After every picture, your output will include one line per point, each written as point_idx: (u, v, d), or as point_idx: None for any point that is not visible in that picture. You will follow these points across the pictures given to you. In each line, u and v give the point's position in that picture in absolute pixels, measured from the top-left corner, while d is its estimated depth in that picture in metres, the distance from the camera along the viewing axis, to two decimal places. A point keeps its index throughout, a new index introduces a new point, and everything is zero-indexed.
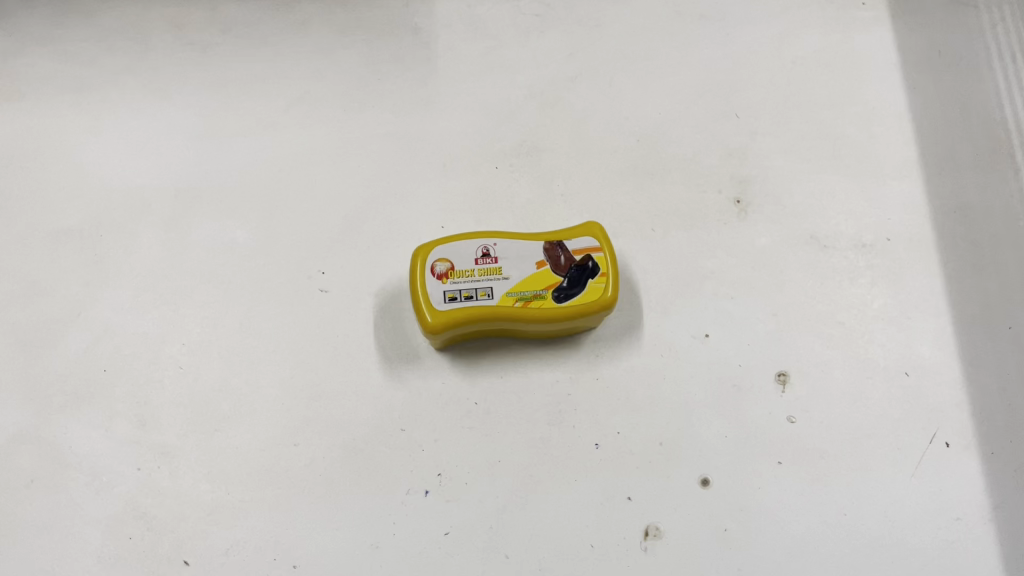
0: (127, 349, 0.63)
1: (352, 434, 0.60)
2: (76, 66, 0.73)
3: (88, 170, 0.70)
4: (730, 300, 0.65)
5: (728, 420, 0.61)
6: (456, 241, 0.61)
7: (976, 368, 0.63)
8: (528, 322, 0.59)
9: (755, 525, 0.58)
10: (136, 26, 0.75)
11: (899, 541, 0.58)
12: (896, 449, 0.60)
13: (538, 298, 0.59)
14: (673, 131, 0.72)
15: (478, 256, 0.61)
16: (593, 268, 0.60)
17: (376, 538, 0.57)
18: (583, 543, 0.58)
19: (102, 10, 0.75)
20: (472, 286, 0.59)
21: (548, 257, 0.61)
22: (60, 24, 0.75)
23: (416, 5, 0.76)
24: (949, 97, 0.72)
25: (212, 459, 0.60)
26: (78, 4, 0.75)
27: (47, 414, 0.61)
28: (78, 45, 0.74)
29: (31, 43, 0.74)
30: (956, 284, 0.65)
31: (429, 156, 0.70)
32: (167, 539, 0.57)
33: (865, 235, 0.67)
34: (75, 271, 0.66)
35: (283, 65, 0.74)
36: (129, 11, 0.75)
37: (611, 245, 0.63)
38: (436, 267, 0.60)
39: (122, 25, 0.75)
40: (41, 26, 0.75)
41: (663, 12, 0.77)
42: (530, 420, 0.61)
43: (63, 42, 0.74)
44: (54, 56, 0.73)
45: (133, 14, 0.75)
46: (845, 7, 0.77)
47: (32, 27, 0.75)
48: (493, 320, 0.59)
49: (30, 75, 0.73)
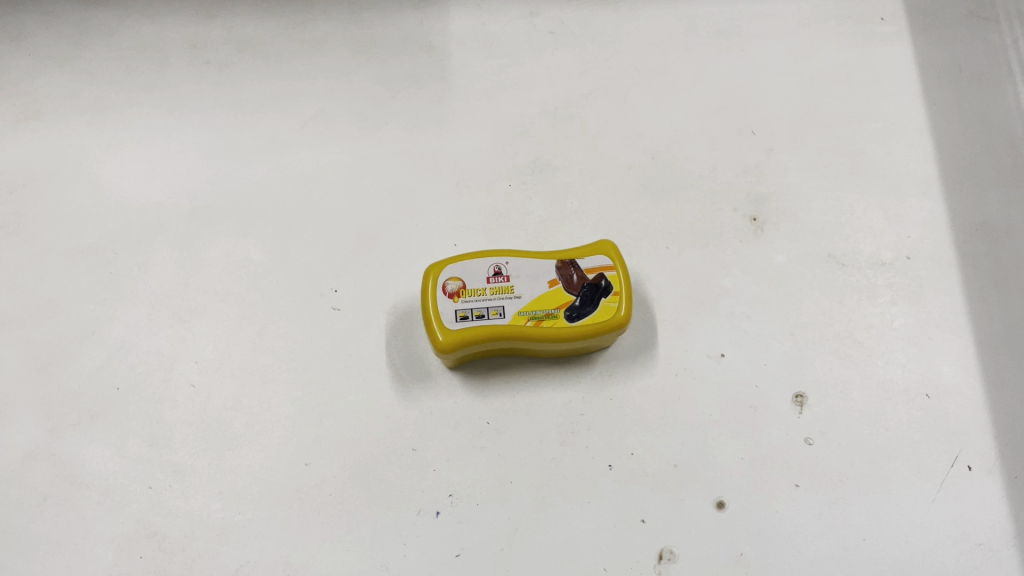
0: (141, 367, 0.63)
1: (364, 453, 0.60)
2: (94, 85, 0.74)
3: (105, 188, 0.70)
4: (747, 319, 0.64)
5: (743, 441, 0.60)
6: (469, 259, 0.61)
7: (999, 390, 0.61)
8: (540, 341, 0.59)
9: (772, 549, 0.57)
10: (153, 45, 0.75)
11: (920, 566, 0.57)
12: (917, 473, 0.59)
13: (550, 317, 0.59)
14: (689, 147, 0.71)
15: (489, 275, 0.60)
16: (606, 287, 0.59)
17: (387, 558, 0.57)
18: (596, 566, 0.57)
19: (121, 30, 0.76)
20: (484, 304, 0.59)
21: (560, 275, 0.60)
22: (80, 42, 0.75)
23: (430, 23, 0.76)
24: (970, 112, 0.71)
25: (223, 478, 0.60)
26: (97, 24, 0.76)
27: (61, 431, 0.61)
28: (97, 63, 0.74)
29: (49, 61, 0.74)
30: (978, 303, 0.64)
31: (443, 174, 0.70)
32: (178, 559, 0.57)
33: (884, 253, 0.66)
34: (91, 289, 0.66)
35: (298, 83, 0.74)
36: (147, 30, 0.76)
37: (624, 263, 0.62)
38: (448, 286, 0.60)
39: (139, 44, 0.75)
40: (59, 44, 0.75)
41: (679, 28, 0.77)
42: (543, 440, 0.60)
43: (82, 61, 0.74)
44: (74, 75, 0.74)
45: (151, 33, 0.76)
46: (864, 22, 0.76)
47: (52, 46, 0.75)
48: (505, 338, 0.58)
49: (48, 94, 0.73)
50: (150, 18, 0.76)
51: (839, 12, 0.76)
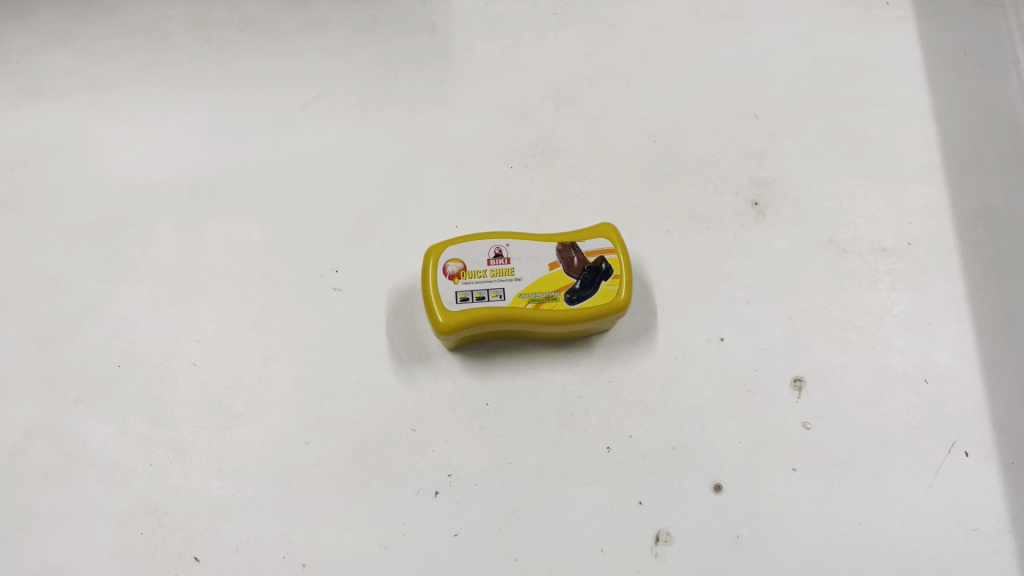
0: (142, 345, 0.64)
1: (363, 434, 0.60)
2: (95, 63, 0.73)
3: (107, 166, 0.70)
4: (746, 303, 0.64)
5: (742, 425, 0.61)
6: (470, 241, 0.61)
7: (997, 377, 0.62)
8: (540, 324, 0.59)
9: (768, 532, 0.58)
10: (155, 22, 0.75)
11: (915, 550, 0.57)
12: (913, 458, 0.59)
13: (550, 299, 0.59)
14: (692, 130, 0.71)
15: (490, 257, 0.60)
16: (606, 270, 0.59)
17: (385, 537, 0.57)
18: (593, 547, 0.57)
19: (122, 7, 0.75)
20: (484, 286, 0.59)
21: (561, 258, 0.60)
22: (79, 21, 0.75)
23: (433, 4, 0.76)
24: (974, 99, 0.70)
25: (223, 457, 0.60)
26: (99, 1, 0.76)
27: (62, 408, 0.61)
28: (98, 41, 0.74)
29: (51, 38, 0.74)
30: (978, 290, 0.64)
31: (445, 155, 0.70)
32: (178, 536, 0.58)
33: (885, 239, 0.66)
34: (92, 267, 0.66)
35: (300, 63, 0.74)
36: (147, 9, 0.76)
37: (625, 246, 0.62)
38: (448, 267, 0.60)
39: (140, 22, 0.75)
40: (60, 21, 0.75)
41: (683, 10, 0.76)
42: (542, 422, 0.61)
43: (82, 39, 0.74)
44: (74, 53, 0.74)
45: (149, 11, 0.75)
46: (869, 7, 0.75)
47: (52, 25, 0.75)
48: (505, 321, 0.59)
49: (50, 71, 0.73)
50: None
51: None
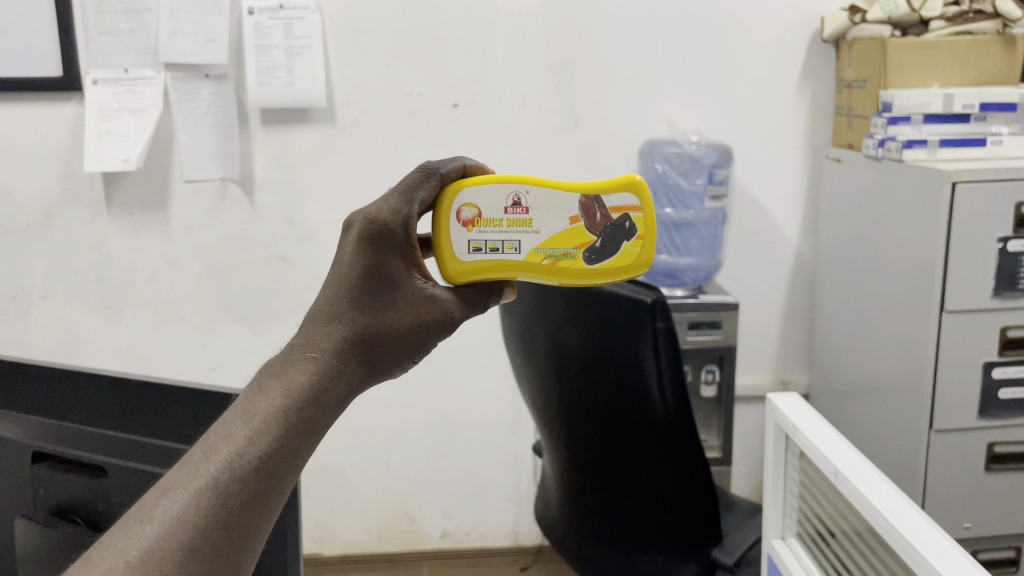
0: None
1: None
2: (30, 439, 0.76)
3: None
4: None
5: None
6: (485, 190, 0.82)
7: None
8: (552, 269, 0.82)
9: None
10: (69, 437, 0.76)
11: None
12: None
13: (566, 256, 0.82)
14: None
15: (507, 206, 0.82)
16: (628, 228, 0.82)
17: None
18: None
19: (60, 393, 0.77)
20: (498, 240, 0.82)
21: (587, 216, 0.82)
22: (59, 419, 0.77)
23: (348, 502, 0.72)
24: None
25: None
26: (33, 425, 0.77)
27: None
28: (31, 442, 0.76)
29: (15, 418, 0.78)
30: None
31: None
32: None
33: None
34: None
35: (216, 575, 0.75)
36: (116, 424, 0.75)
37: (646, 194, 0.81)
38: (465, 214, 0.82)
39: (66, 429, 0.76)
40: (15, 437, 0.77)
41: None
42: None
43: (49, 484, 0.75)
44: (47, 502, 0.76)
45: (116, 415, 0.75)
46: None
47: (52, 384, 0.78)
48: (515, 264, 0.82)
49: (7, 424, 0.78)
50: (83, 383, 0.77)
51: (831, 506, 0.97)
